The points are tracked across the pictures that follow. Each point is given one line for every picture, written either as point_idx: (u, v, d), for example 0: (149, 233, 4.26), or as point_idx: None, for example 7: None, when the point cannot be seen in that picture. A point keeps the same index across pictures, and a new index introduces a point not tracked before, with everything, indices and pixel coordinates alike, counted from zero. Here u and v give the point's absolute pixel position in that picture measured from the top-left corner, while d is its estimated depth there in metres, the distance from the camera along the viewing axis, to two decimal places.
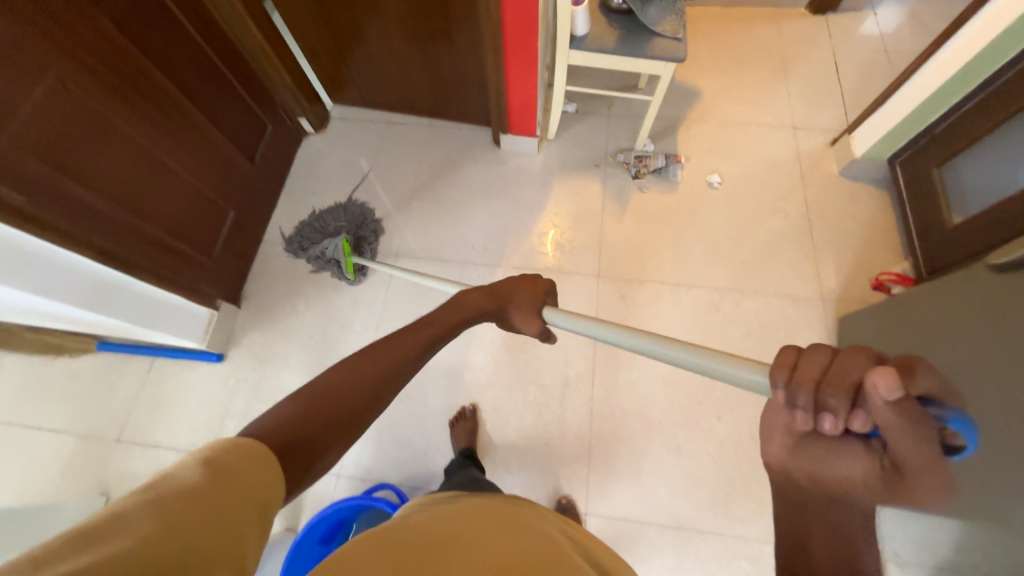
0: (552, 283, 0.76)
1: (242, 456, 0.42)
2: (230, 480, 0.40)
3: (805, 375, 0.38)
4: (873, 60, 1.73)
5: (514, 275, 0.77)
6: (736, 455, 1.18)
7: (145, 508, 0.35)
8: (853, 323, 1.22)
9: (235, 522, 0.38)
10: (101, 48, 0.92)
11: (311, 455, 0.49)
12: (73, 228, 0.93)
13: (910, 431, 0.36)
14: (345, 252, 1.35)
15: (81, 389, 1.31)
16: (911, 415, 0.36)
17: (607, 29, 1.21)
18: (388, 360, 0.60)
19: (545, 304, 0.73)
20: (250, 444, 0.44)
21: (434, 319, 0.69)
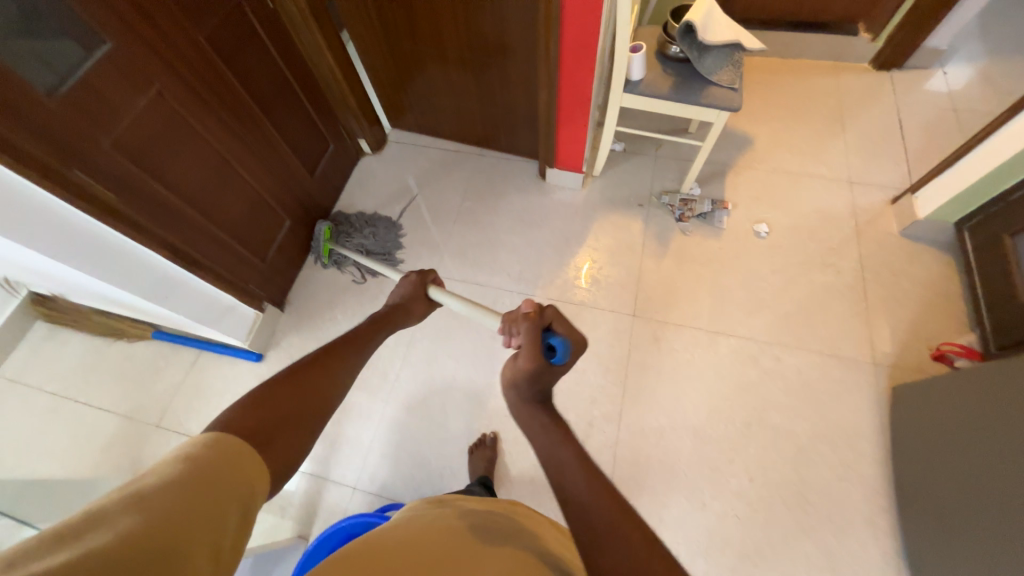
0: (430, 271, 0.93)
1: (221, 449, 0.44)
2: (211, 467, 0.41)
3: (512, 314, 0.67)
4: (941, 119, 1.67)
5: (402, 278, 0.91)
6: (767, 522, 1.10)
7: (125, 504, 0.36)
8: (908, 393, 1.13)
9: (218, 513, 0.38)
10: (196, 63, 1.03)
11: (285, 445, 0.50)
12: (149, 222, 1.01)
13: (532, 335, 0.60)
14: (324, 237, 1.49)
15: (132, 373, 1.40)
16: (532, 324, 0.61)
17: (662, 75, 1.23)
18: (336, 361, 0.65)
19: (434, 289, 0.89)
20: (225, 437, 0.45)
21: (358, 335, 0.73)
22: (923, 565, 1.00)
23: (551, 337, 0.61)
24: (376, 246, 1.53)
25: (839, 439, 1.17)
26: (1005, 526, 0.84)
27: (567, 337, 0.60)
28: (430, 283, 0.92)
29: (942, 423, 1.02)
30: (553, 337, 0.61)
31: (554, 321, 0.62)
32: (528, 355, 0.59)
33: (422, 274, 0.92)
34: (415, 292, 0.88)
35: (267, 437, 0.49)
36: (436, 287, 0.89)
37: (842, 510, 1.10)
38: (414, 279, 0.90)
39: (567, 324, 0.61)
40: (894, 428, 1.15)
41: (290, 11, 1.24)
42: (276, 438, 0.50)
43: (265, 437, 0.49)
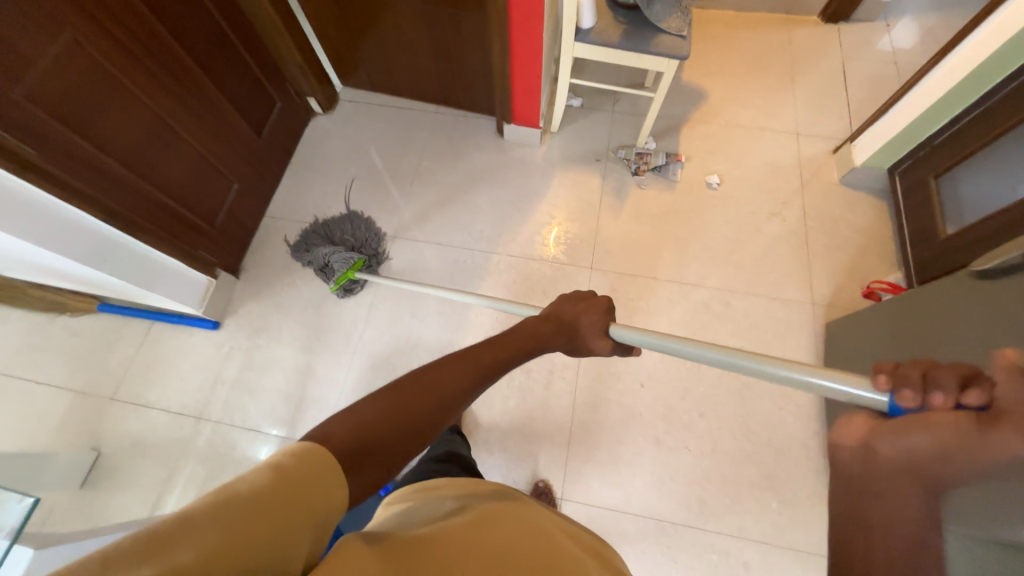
0: (607, 299, 0.79)
1: (312, 466, 0.42)
2: (300, 489, 0.40)
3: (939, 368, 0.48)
4: (881, 70, 1.74)
5: (570, 294, 0.80)
6: (715, 451, 1.19)
7: (211, 513, 0.35)
8: (840, 328, 1.22)
9: (298, 541, 0.37)
10: (117, 9, 0.95)
11: (377, 470, 0.48)
12: (77, 182, 0.95)
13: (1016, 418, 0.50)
14: (348, 268, 1.33)
15: (81, 347, 1.35)
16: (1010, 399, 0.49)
17: (613, 23, 1.22)
18: (458, 382, 0.59)
19: (609, 323, 0.77)
20: (321, 450, 0.44)
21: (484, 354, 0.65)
22: None
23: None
24: (364, 242, 1.43)
25: None
26: None
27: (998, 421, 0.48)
28: (607, 315, 0.78)
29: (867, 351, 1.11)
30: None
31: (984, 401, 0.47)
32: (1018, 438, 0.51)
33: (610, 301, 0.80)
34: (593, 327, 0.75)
35: (361, 457, 0.47)
36: (619, 323, 0.76)
37: (781, 435, 1.20)
38: (603, 302, 0.79)
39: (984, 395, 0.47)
40: (827, 359, 1.25)
41: None
42: (367, 463, 0.47)
43: (354, 462, 0.46)
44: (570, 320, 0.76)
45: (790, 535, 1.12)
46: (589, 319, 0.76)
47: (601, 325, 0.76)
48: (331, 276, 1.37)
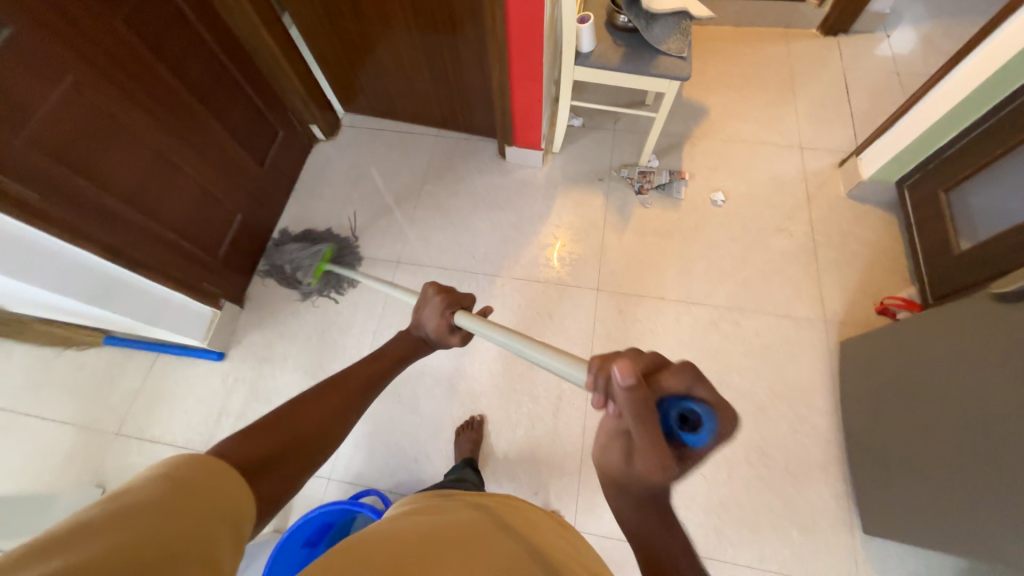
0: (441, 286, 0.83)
1: (211, 475, 0.40)
2: (202, 493, 0.38)
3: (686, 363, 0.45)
4: (883, 81, 1.72)
5: (419, 301, 0.82)
6: (730, 477, 1.16)
7: (108, 523, 0.32)
8: (855, 346, 1.19)
9: (210, 537, 0.36)
10: (116, 52, 0.96)
11: (275, 485, 0.46)
12: (81, 225, 0.95)
13: (656, 431, 0.40)
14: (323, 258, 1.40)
15: (85, 381, 1.34)
16: (648, 408, 0.40)
17: (612, 46, 1.22)
18: (346, 394, 0.62)
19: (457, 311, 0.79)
20: (221, 462, 0.42)
21: (357, 375, 0.65)
22: (869, 502, 1.08)
23: (684, 409, 0.42)
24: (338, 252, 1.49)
25: (795, 395, 1.23)
26: (943, 464, 0.91)
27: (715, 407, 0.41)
28: (460, 308, 0.81)
29: (887, 373, 1.08)
30: (694, 404, 0.41)
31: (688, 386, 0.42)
32: (648, 460, 0.40)
33: (452, 294, 0.81)
34: (441, 322, 0.78)
35: (257, 471, 0.45)
36: (463, 313, 0.77)
37: (798, 459, 1.17)
38: (439, 298, 0.80)
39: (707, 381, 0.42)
40: (843, 377, 1.21)
41: None
42: (265, 474, 0.46)
43: (261, 469, 0.46)
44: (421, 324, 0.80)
45: (812, 565, 1.08)
46: (435, 316, 0.78)
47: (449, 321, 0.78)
48: (298, 279, 1.40)
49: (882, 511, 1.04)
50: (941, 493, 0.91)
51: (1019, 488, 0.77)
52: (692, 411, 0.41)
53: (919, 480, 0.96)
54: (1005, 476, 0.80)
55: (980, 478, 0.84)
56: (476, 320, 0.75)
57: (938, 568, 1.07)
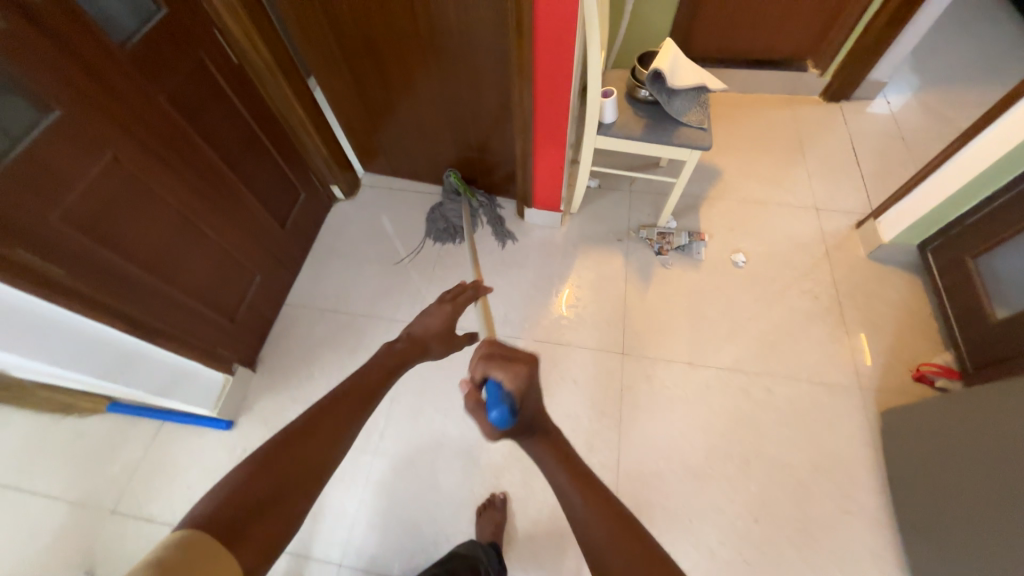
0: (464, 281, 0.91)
1: (199, 553, 0.41)
2: (188, 573, 0.39)
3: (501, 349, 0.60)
4: (889, 145, 1.77)
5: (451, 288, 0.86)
6: (776, 564, 1.06)
7: None
8: (898, 418, 1.13)
9: None
10: (155, 124, 0.97)
11: (266, 533, 0.46)
12: (104, 296, 0.92)
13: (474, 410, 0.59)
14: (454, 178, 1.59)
15: (85, 452, 1.27)
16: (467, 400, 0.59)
17: (634, 117, 1.26)
18: (347, 408, 0.58)
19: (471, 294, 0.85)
20: (199, 533, 0.43)
21: (357, 386, 0.62)
22: None
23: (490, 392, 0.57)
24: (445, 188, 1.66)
25: (839, 471, 1.15)
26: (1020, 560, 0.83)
27: (511, 387, 0.56)
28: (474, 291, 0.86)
29: (939, 452, 1.01)
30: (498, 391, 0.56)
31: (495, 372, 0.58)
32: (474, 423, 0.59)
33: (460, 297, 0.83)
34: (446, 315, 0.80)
35: (244, 527, 0.45)
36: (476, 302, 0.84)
37: (849, 545, 1.07)
38: (446, 305, 0.81)
39: (506, 366, 0.57)
40: (886, 451, 1.15)
41: (256, 66, 1.21)
42: (251, 529, 0.45)
43: (252, 519, 0.46)
44: (423, 326, 0.78)
45: None
46: (439, 317, 0.79)
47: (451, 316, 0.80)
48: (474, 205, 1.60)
49: None
50: None
51: None
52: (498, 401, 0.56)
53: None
54: None
55: None
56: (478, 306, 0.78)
57: None
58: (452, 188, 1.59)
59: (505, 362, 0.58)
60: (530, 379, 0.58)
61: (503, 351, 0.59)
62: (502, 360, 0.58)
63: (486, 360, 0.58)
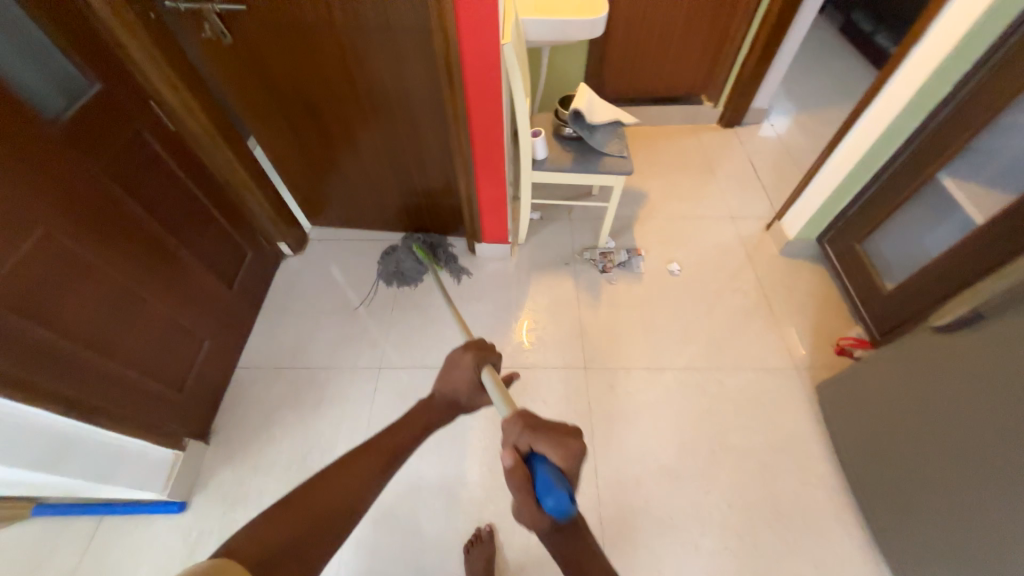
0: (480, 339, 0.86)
1: None
2: None
3: (549, 427, 0.65)
4: (780, 158, 2.07)
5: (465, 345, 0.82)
6: (756, 545, 1.11)
7: None
8: (829, 388, 1.26)
9: None
10: (90, 198, 0.96)
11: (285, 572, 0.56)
12: (36, 378, 0.85)
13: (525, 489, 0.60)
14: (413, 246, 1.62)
15: (5, 569, 1.11)
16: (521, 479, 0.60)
17: (563, 152, 1.40)
18: (361, 468, 0.68)
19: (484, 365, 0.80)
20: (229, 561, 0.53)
21: (373, 446, 0.72)
22: (893, 549, 1.06)
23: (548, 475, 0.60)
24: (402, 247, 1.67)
25: (793, 446, 1.25)
26: (949, 493, 0.94)
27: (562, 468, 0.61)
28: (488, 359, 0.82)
29: (865, 413, 1.14)
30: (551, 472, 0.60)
31: (543, 450, 0.63)
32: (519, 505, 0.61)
33: (481, 350, 0.82)
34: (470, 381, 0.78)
35: (269, 561, 0.55)
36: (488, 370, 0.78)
37: (815, 513, 1.15)
38: (469, 355, 0.81)
39: (557, 443, 0.63)
40: (827, 420, 1.27)
41: (195, 133, 1.23)
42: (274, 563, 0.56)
43: (272, 564, 0.55)
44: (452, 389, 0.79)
45: None
46: (464, 375, 0.78)
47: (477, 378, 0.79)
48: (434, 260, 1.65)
49: (905, 554, 1.03)
50: (954, 526, 0.93)
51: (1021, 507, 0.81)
52: (558, 485, 0.58)
53: (931, 515, 0.97)
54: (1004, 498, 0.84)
55: (985, 504, 0.87)
56: (496, 380, 0.76)
57: None
58: (410, 252, 1.64)
59: (559, 439, 0.63)
60: (577, 459, 0.63)
61: (548, 425, 0.66)
62: (556, 437, 0.63)
63: (534, 433, 0.64)
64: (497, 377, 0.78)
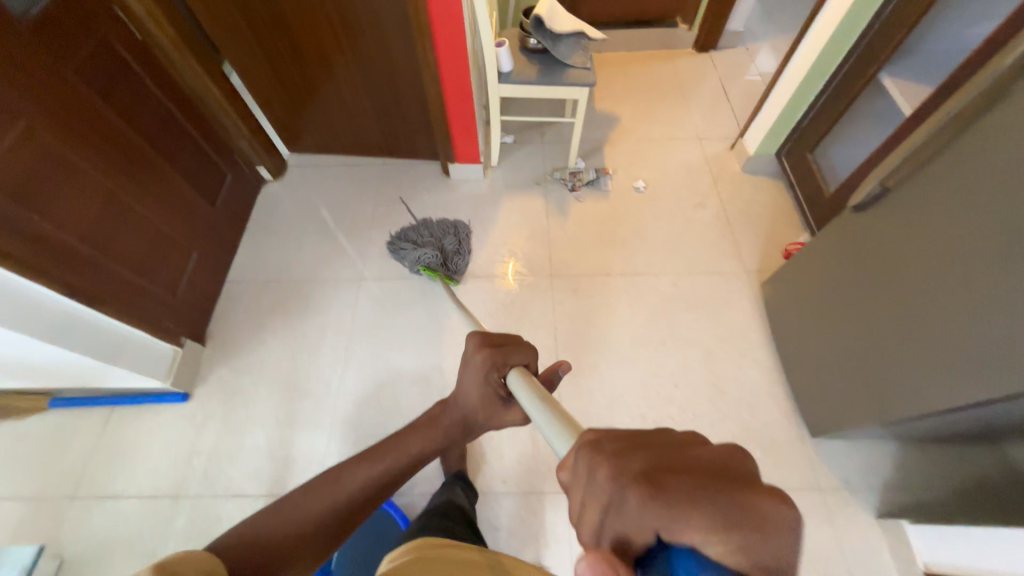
0: (504, 337, 0.65)
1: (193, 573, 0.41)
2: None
3: (683, 477, 0.31)
4: (751, 82, 2.10)
5: (485, 341, 0.63)
6: (695, 415, 1.26)
7: None
8: (771, 284, 1.38)
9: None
10: (69, 100, 1.01)
11: None
12: (36, 261, 0.95)
13: None
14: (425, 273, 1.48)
15: (31, 450, 1.25)
16: None
17: (528, 65, 1.43)
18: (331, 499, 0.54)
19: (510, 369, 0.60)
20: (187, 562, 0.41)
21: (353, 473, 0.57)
22: (811, 412, 1.22)
23: None
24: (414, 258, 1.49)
25: (735, 335, 1.39)
26: (854, 354, 1.08)
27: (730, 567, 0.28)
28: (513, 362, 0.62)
29: (797, 299, 1.26)
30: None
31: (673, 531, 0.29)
32: None
33: (498, 349, 0.62)
34: (486, 393, 0.62)
35: None
36: (516, 372, 0.58)
37: (749, 389, 1.30)
38: (481, 355, 0.62)
39: (705, 512, 0.28)
40: (768, 313, 1.40)
41: (163, 45, 1.26)
42: None
43: None
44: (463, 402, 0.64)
45: (780, 476, 1.18)
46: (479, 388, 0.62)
47: (497, 387, 0.62)
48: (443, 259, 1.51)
49: (819, 413, 1.19)
50: (856, 380, 1.08)
51: (903, 352, 0.95)
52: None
53: (840, 375, 1.12)
54: (892, 348, 0.97)
55: (878, 357, 1.01)
56: (530, 386, 0.54)
57: (877, 457, 1.19)
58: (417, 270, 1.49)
59: (719, 514, 0.29)
60: (766, 533, 0.28)
61: (668, 471, 0.31)
62: (694, 493, 0.29)
63: (649, 497, 0.30)
64: (528, 377, 0.59)
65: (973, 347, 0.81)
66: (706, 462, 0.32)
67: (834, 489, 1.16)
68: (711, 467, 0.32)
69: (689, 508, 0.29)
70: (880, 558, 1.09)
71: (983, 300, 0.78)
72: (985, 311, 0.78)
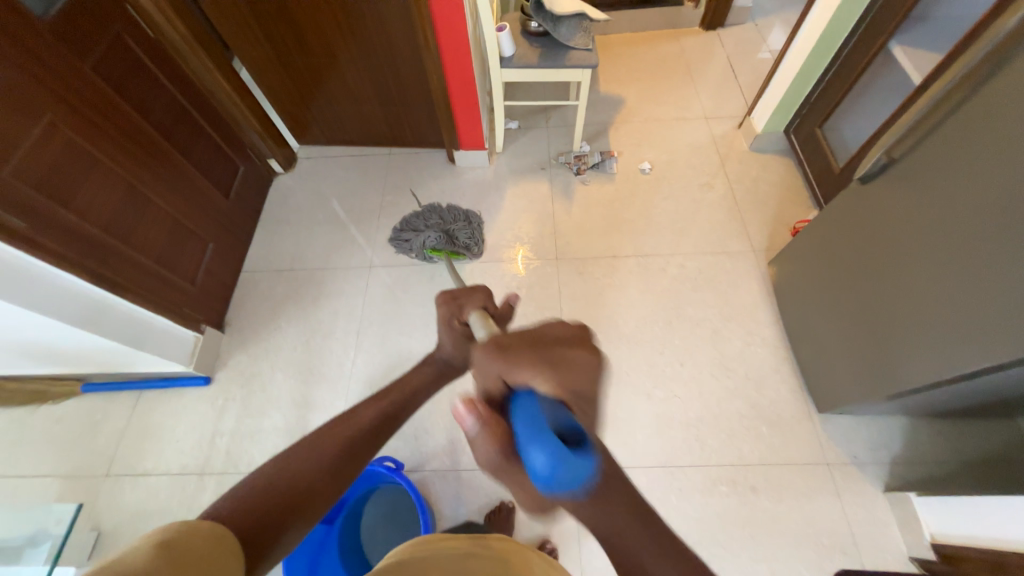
0: (462, 288, 0.76)
1: (206, 540, 0.39)
2: (205, 550, 0.38)
3: (530, 349, 0.50)
4: (760, 59, 2.05)
5: (446, 298, 0.73)
6: (701, 393, 1.27)
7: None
8: (778, 262, 1.37)
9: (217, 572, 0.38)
10: (88, 95, 1.06)
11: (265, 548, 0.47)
12: (63, 249, 1.00)
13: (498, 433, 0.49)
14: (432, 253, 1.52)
15: (67, 432, 1.32)
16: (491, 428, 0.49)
17: (530, 49, 1.44)
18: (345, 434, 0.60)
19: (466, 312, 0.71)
20: (199, 527, 0.40)
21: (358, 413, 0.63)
22: (818, 389, 1.22)
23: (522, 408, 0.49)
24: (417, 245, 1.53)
25: (742, 314, 1.39)
26: (863, 329, 1.07)
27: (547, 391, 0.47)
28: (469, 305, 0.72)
29: (805, 276, 1.25)
30: (528, 406, 0.47)
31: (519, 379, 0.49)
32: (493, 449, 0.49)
33: (457, 299, 0.73)
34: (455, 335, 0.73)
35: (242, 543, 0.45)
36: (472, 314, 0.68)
37: (755, 366, 1.30)
38: (444, 309, 0.73)
39: (540, 365, 0.48)
40: (775, 291, 1.39)
41: (175, 42, 1.29)
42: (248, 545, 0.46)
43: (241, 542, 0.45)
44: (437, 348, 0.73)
45: (785, 451, 1.18)
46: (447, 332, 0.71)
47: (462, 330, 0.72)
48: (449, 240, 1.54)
49: (825, 390, 1.19)
50: (863, 355, 1.07)
51: (910, 325, 0.94)
52: (553, 432, 0.45)
53: (848, 349, 1.11)
54: (899, 321, 0.97)
55: (885, 330, 1.00)
56: (485, 322, 0.64)
57: (886, 433, 1.19)
58: (424, 253, 1.53)
59: (547, 363, 0.49)
60: (573, 373, 0.49)
61: (526, 345, 0.51)
62: (532, 356, 0.49)
63: (506, 361, 0.49)
64: (486, 317, 0.67)
65: (980, 317, 0.80)
66: (550, 338, 0.52)
67: (841, 464, 1.16)
68: (550, 339, 0.52)
69: (529, 363, 0.49)
70: (888, 531, 1.09)
71: (988, 266, 0.78)
72: (991, 277, 0.78)
